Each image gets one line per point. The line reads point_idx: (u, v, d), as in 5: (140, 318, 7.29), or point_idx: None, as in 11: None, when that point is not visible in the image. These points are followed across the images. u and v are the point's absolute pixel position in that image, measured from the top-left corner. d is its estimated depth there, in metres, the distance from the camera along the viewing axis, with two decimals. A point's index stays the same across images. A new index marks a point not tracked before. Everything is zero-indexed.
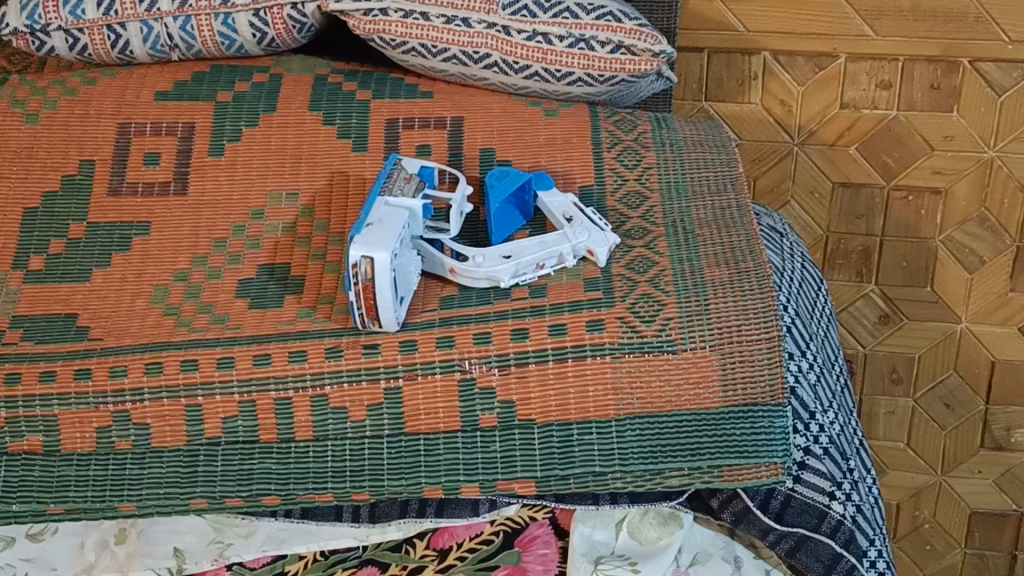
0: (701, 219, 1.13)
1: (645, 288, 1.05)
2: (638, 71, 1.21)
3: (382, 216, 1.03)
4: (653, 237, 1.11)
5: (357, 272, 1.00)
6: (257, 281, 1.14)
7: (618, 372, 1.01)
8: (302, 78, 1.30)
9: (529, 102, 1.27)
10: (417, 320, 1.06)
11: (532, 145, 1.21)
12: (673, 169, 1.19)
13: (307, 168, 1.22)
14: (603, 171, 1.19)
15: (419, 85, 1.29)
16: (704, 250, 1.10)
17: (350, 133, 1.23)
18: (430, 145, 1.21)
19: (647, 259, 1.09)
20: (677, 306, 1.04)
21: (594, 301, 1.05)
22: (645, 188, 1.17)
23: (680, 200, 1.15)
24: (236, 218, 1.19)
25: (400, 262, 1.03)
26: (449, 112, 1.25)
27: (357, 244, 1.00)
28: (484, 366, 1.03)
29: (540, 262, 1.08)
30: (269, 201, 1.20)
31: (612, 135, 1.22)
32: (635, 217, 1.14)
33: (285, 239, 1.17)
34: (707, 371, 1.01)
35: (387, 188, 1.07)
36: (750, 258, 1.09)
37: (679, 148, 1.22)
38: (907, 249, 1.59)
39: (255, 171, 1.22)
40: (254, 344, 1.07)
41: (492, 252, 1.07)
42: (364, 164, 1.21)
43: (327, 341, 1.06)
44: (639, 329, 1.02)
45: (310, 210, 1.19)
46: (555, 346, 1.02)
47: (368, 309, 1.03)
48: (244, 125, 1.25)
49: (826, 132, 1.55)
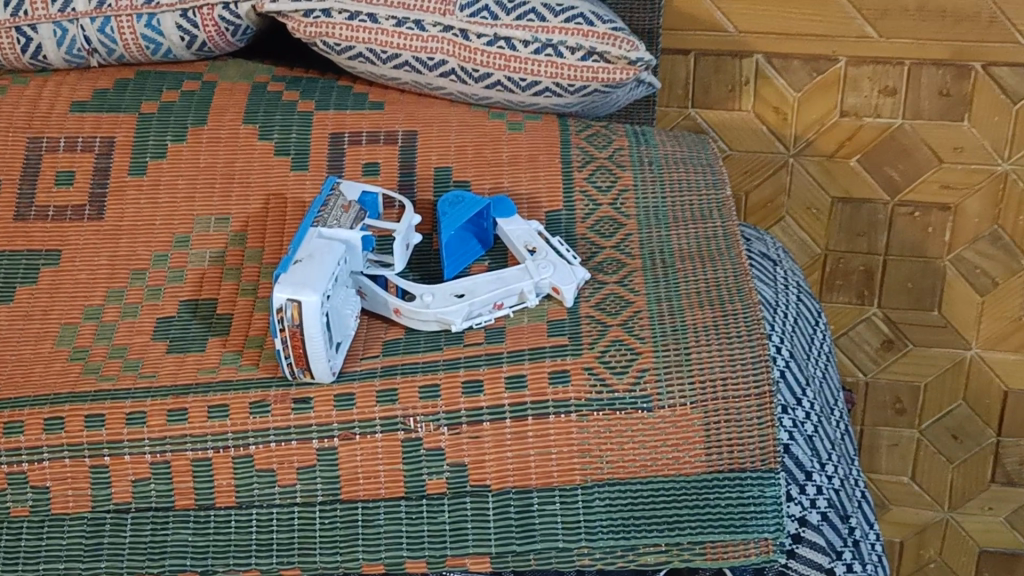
0: (683, 250, 1.00)
1: (617, 333, 0.92)
2: (612, 81, 1.07)
3: (313, 250, 0.90)
4: (627, 272, 0.97)
5: (283, 317, 0.87)
6: (177, 320, 1.00)
7: (586, 433, 0.88)
8: (238, 86, 1.16)
9: (491, 114, 1.13)
10: (356, 369, 0.92)
11: (494, 164, 1.07)
12: (652, 191, 1.05)
13: (240, 189, 1.08)
14: (573, 194, 1.05)
15: (369, 94, 1.15)
16: (685, 287, 0.96)
17: (290, 149, 1.10)
18: (378, 163, 1.08)
19: (620, 298, 0.95)
20: (654, 355, 0.90)
21: (559, 349, 0.91)
22: (621, 214, 1.03)
23: (659, 228, 1.02)
24: (158, 246, 1.05)
25: (334, 303, 0.89)
26: (401, 124, 1.11)
27: (283, 284, 0.86)
28: (432, 424, 0.89)
29: (497, 302, 0.94)
30: (195, 228, 1.06)
31: (584, 153, 1.08)
32: (608, 247, 1.00)
33: (211, 271, 1.03)
34: (688, 431, 0.88)
35: (321, 219, 0.93)
36: (735, 296, 0.95)
37: (659, 166, 1.08)
38: (912, 270, 1.45)
39: (181, 194, 1.08)
40: (168, 396, 0.93)
41: (443, 290, 0.94)
42: (304, 186, 1.07)
43: (252, 393, 0.92)
44: (609, 384, 0.89)
45: (242, 238, 1.05)
46: (513, 402, 0.89)
47: (298, 359, 0.89)
48: (171, 139, 1.11)
49: (824, 142, 1.41)
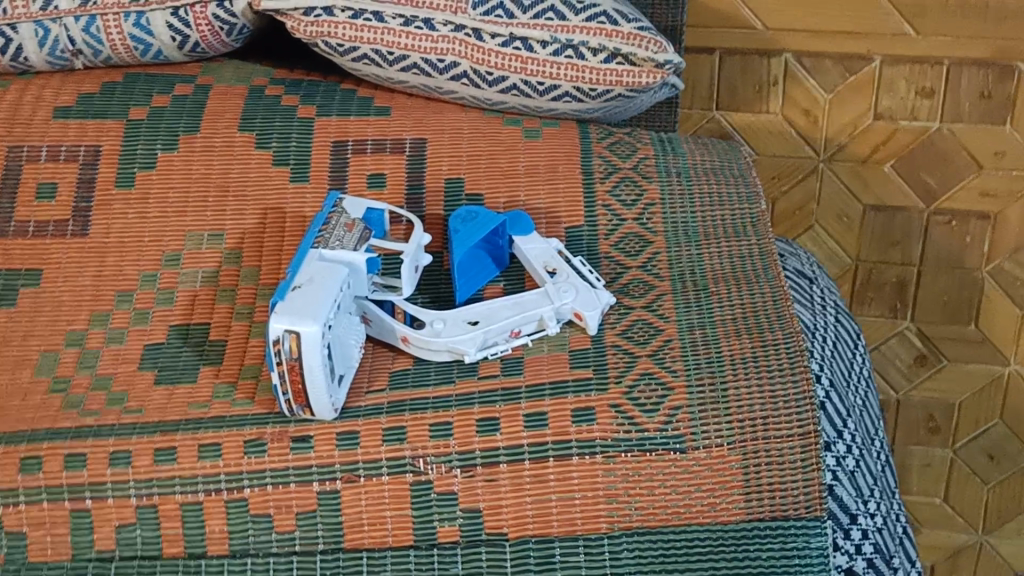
0: (716, 271, 0.91)
1: (646, 365, 0.84)
2: (638, 85, 0.99)
3: (313, 275, 0.82)
4: (656, 295, 0.89)
5: (280, 349, 0.79)
6: (166, 347, 0.92)
7: (613, 477, 0.80)
8: (233, 90, 1.08)
9: (506, 120, 1.05)
10: (361, 404, 0.85)
11: (509, 175, 0.99)
12: (681, 205, 0.97)
13: (235, 202, 1.00)
14: (594, 208, 0.97)
15: (374, 98, 1.07)
16: (720, 313, 0.87)
17: (289, 159, 1.02)
18: (384, 174, 1.00)
19: (648, 324, 0.87)
20: (687, 391, 0.82)
21: (584, 383, 0.83)
22: (647, 230, 0.95)
23: (689, 246, 0.94)
24: (146, 264, 0.98)
25: (337, 333, 0.81)
26: (409, 132, 1.03)
27: (280, 314, 0.78)
28: (443, 466, 0.81)
29: (514, 329, 0.86)
30: (186, 244, 0.98)
31: (607, 163, 1.00)
32: (634, 267, 0.92)
33: (204, 292, 0.95)
34: (726, 475, 0.80)
35: (322, 240, 0.85)
36: (776, 324, 0.86)
37: (688, 177, 1.00)
38: (948, 282, 1.37)
39: (172, 207, 1.00)
40: (156, 433, 0.85)
41: (455, 317, 0.86)
42: (304, 199, 0.99)
43: (246, 431, 0.84)
44: (639, 424, 0.81)
45: (237, 256, 0.97)
46: (532, 441, 0.81)
47: (297, 395, 0.81)
48: (160, 148, 1.03)
49: (857, 147, 1.33)
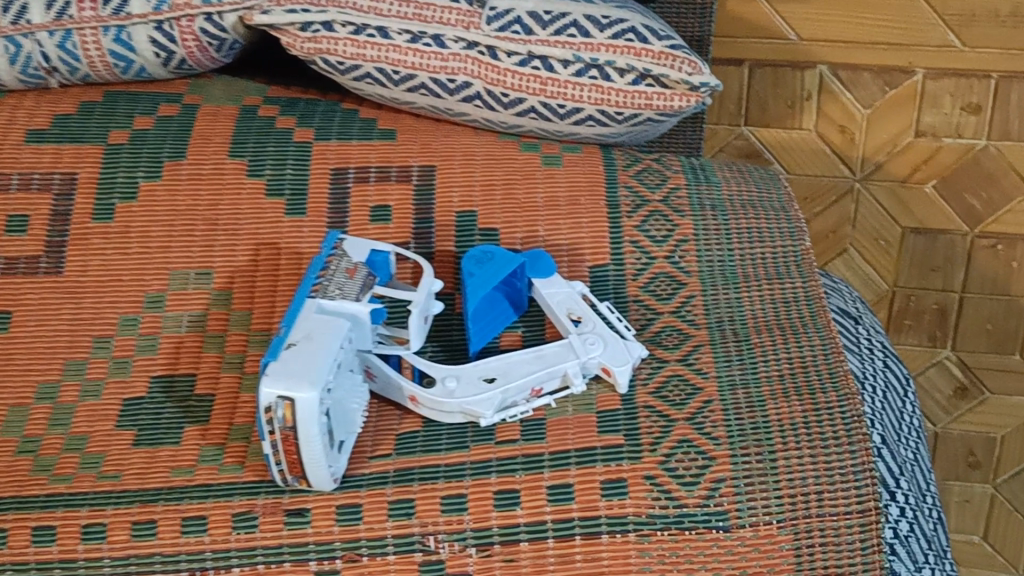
0: (758, 320, 0.82)
1: (683, 430, 0.74)
2: (669, 108, 0.90)
3: (310, 331, 0.72)
4: (693, 346, 0.80)
5: (272, 417, 0.70)
6: (148, 402, 0.83)
7: (647, 558, 0.70)
8: (223, 110, 0.99)
9: (522, 145, 0.96)
10: (364, 472, 0.76)
11: (527, 207, 0.90)
12: (717, 242, 0.88)
13: (225, 236, 0.91)
14: (621, 245, 0.87)
15: (378, 119, 0.98)
16: (764, 369, 0.78)
17: (284, 188, 0.92)
18: (389, 207, 0.91)
19: (684, 381, 0.78)
20: (731, 461, 0.73)
21: (615, 450, 0.74)
22: (679, 270, 0.86)
23: (727, 290, 0.85)
24: (126, 307, 0.88)
25: (337, 396, 0.72)
26: (416, 158, 0.93)
27: (273, 377, 0.69)
28: (456, 545, 0.72)
29: (535, 386, 0.77)
30: (171, 284, 0.89)
31: (634, 193, 0.91)
32: (666, 313, 0.83)
33: (190, 339, 0.86)
34: (775, 558, 0.70)
35: (320, 288, 0.76)
36: (828, 383, 0.77)
37: (724, 211, 0.91)
38: (992, 309, 1.28)
39: (155, 241, 0.91)
40: (134, 504, 0.76)
41: (469, 372, 0.77)
42: (301, 234, 0.90)
43: (235, 503, 0.75)
44: (677, 498, 0.71)
45: (226, 297, 0.88)
46: (556, 517, 0.72)
47: (291, 465, 0.72)
48: (142, 176, 0.94)
49: (896, 165, 1.24)
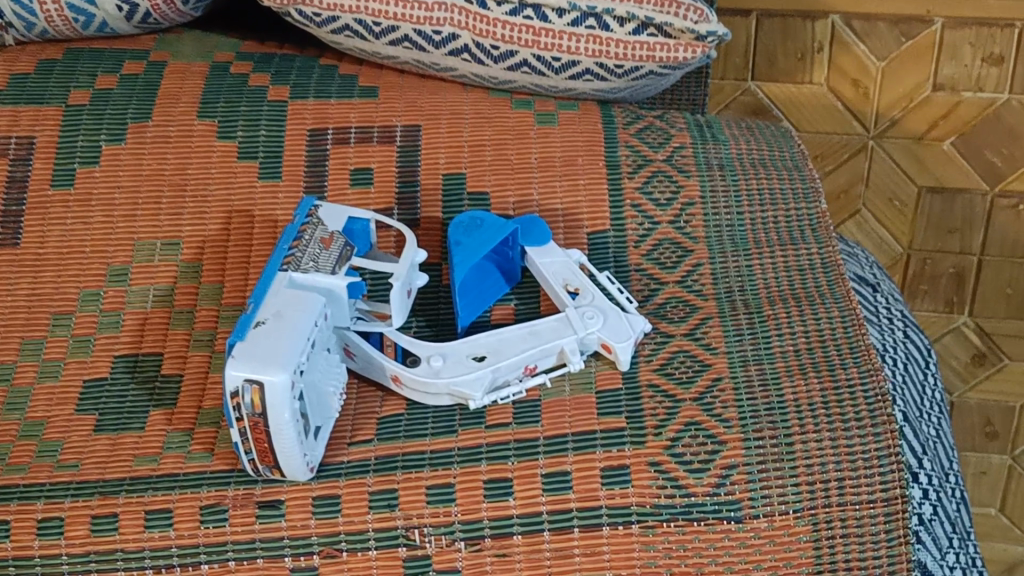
0: (771, 289, 0.76)
1: (691, 412, 0.68)
2: (673, 60, 0.83)
3: (280, 307, 0.66)
4: (700, 319, 0.74)
5: (239, 403, 0.63)
6: (110, 384, 0.77)
7: (652, 552, 0.64)
8: (192, 67, 0.92)
9: (514, 102, 0.88)
10: (343, 460, 0.69)
11: (520, 169, 0.84)
12: (725, 204, 0.81)
13: (194, 204, 0.84)
14: (621, 209, 0.81)
15: (359, 76, 0.91)
16: (778, 344, 0.72)
17: (258, 151, 0.86)
18: (371, 170, 0.84)
19: (691, 358, 0.71)
20: (743, 446, 0.66)
21: (618, 434, 0.68)
22: (685, 236, 0.80)
23: (737, 257, 0.78)
24: (88, 281, 0.82)
25: (310, 378, 0.66)
26: (400, 117, 0.86)
27: (239, 360, 0.63)
28: (443, 539, 0.66)
29: (529, 365, 0.71)
30: (136, 256, 0.83)
31: (636, 153, 0.84)
32: (671, 283, 0.77)
33: (157, 314, 0.80)
34: (793, 551, 0.64)
35: (292, 260, 0.69)
36: (849, 360, 0.71)
37: (733, 171, 0.84)
38: (1013, 272, 1.21)
39: (119, 210, 0.84)
40: (93, 497, 0.70)
41: (457, 350, 0.70)
42: (276, 200, 0.83)
43: (203, 494, 0.69)
44: (685, 487, 0.65)
45: (195, 270, 0.82)
46: (552, 508, 0.66)
47: (262, 454, 0.66)
48: (104, 139, 0.87)
49: (912, 122, 1.17)
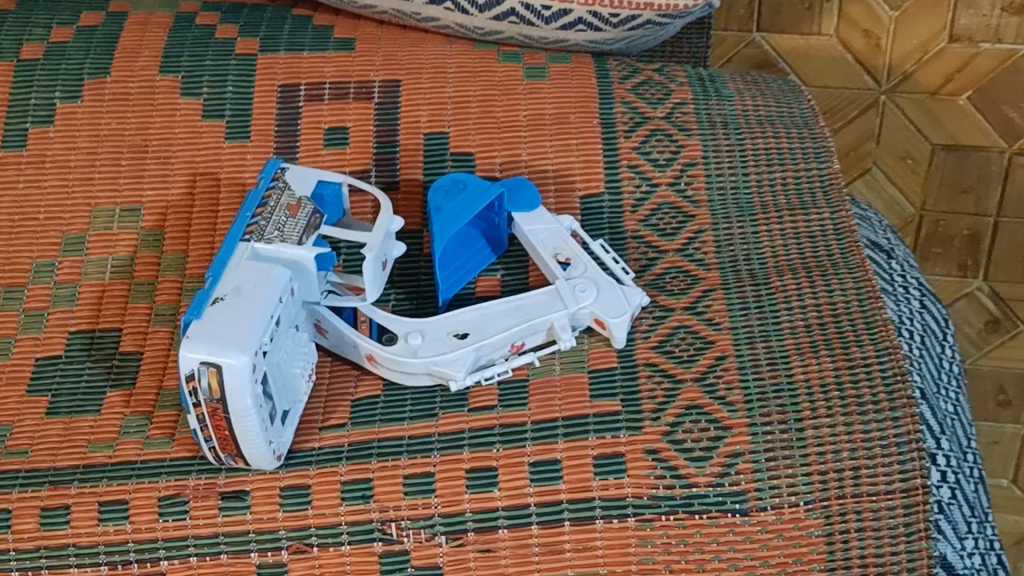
0: (779, 259, 0.70)
1: (692, 394, 0.62)
2: (673, 7, 0.76)
3: (241, 281, 0.60)
4: (703, 292, 0.68)
5: (196, 388, 0.58)
6: (64, 363, 0.71)
7: (650, 548, 0.59)
8: (155, 19, 0.85)
9: (501, 54, 0.81)
10: (314, 447, 0.64)
11: (507, 127, 0.77)
12: (730, 164, 0.75)
13: (157, 165, 0.78)
14: (616, 171, 0.75)
15: (334, 26, 0.84)
16: (787, 319, 0.66)
17: (224, 108, 0.79)
18: (347, 129, 0.78)
19: (692, 334, 0.65)
20: (749, 433, 0.61)
21: (613, 418, 0.62)
22: (686, 200, 0.73)
23: (742, 223, 0.72)
24: (42, 249, 0.76)
25: (275, 359, 0.60)
26: (378, 72, 0.80)
27: (195, 341, 0.57)
28: (422, 533, 0.61)
29: (515, 343, 0.65)
30: (93, 223, 0.76)
31: (633, 110, 0.78)
32: (671, 250, 0.71)
33: (116, 286, 0.74)
34: (803, 546, 0.59)
35: (256, 229, 0.63)
36: (864, 336, 0.65)
37: (737, 128, 0.77)
38: None
39: (74, 172, 0.78)
40: (44, 487, 0.64)
41: (437, 326, 0.65)
42: (244, 162, 0.77)
43: (162, 484, 0.63)
44: (685, 477, 0.60)
45: (157, 237, 0.76)
46: (540, 500, 0.60)
47: (224, 443, 0.60)
48: (59, 96, 0.80)
49: (926, 76, 1.11)
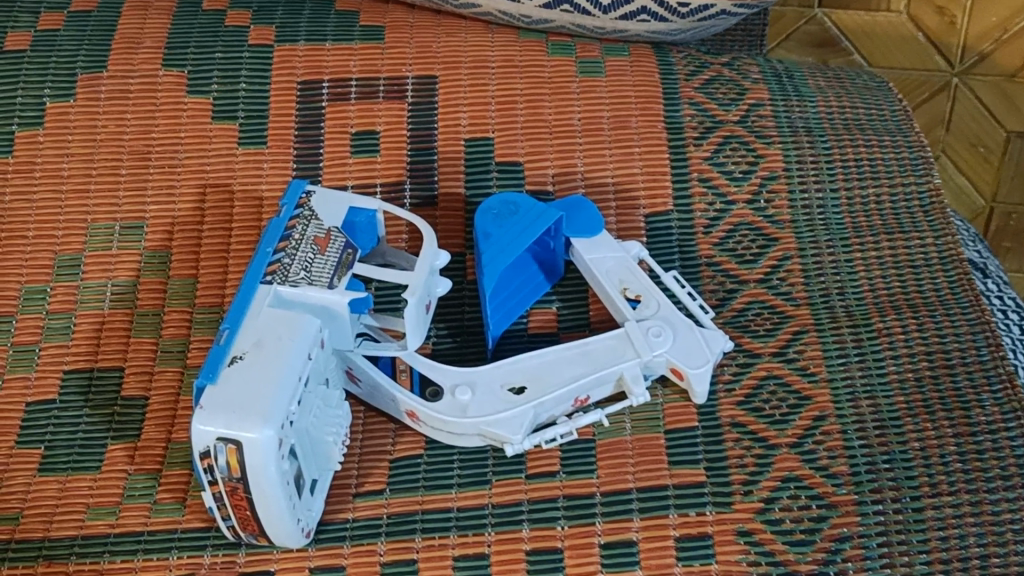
0: (878, 294, 0.61)
1: (789, 462, 0.54)
2: None
3: (262, 335, 0.50)
4: (794, 333, 0.59)
5: (212, 466, 0.48)
6: (58, 410, 0.61)
7: None
8: (158, 2, 0.74)
9: (550, 44, 0.71)
10: (348, 518, 0.55)
11: (560, 133, 0.68)
12: (817, 177, 0.66)
13: (162, 175, 0.68)
14: (685, 185, 0.66)
15: (359, 11, 0.74)
16: (894, 370, 0.57)
17: (237, 110, 0.69)
18: (377, 134, 0.68)
19: (784, 387, 0.57)
20: (858, 514, 0.52)
21: (697, 492, 0.53)
22: (767, 220, 0.64)
23: (833, 248, 0.63)
24: (30, 273, 0.66)
25: (303, 424, 0.50)
26: (412, 66, 0.70)
27: (209, 412, 0.47)
28: None
29: (579, 397, 0.56)
30: (90, 242, 0.67)
31: (704, 113, 0.68)
32: (753, 281, 0.62)
33: (116, 317, 0.65)
34: None
35: (278, 268, 0.53)
36: (985, 396, 0.56)
37: (823, 134, 0.67)
38: None
39: (66, 183, 0.68)
40: (37, 562, 0.56)
41: (489, 379, 0.55)
42: (260, 173, 0.68)
43: (173, 561, 0.55)
44: (784, 565, 0.51)
45: (163, 259, 0.66)
46: None
47: (245, 522, 0.51)
48: (48, 94, 0.70)
49: (1006, 57, 1.00)
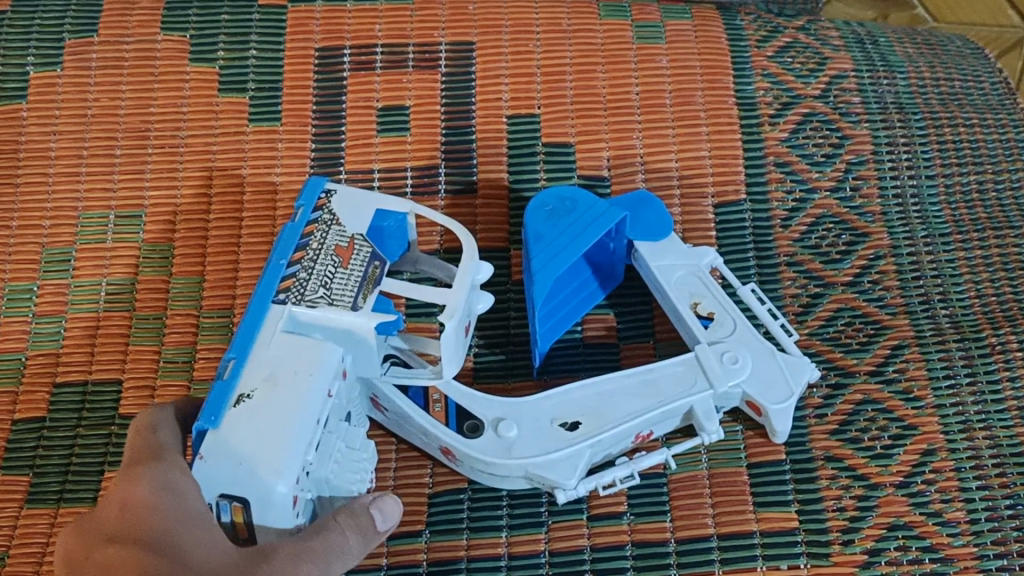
0: (987, 303, 0.54)
1: (895, 506, 0.47)
2: None
3: (275, 369, 0.42)
4: (893, 346, 0.52)
5: None
6: (49, 430, 0.54)
7: None
8: None
9: (601, 5, 0.62)
10: (381, 565, 0.47)
11: (615, 107, 0.59)
12: (912, 161, 0.58)
13: (162, 157, 0.60)
14: (760, 170, 0.57)
15: None
16: (1012, 397, 0.50)
17: (247, 80, 0.61)
18: (407, 110, 0.60)
19: (885, 414, 0.50)
20: (979, 570, 0.46)
21: (788, 541, 0.46)
22: (854, 212, 0.56)
23: (933, 246, 0.55)
24: (14, 268, 0.58)
25: (320, 473, 0.42)
26: (447, 30, 0.61)
27: (210, 463, 0.39)
28: None
29: (642, 432, 0.48)
30: (83, 234, 0.58)
31: (781, 85, 0.60)
32: (841, 285, 0.54)
33: (111, 320, 0.56)
34: None
35: (292, 284, 0.44)
36: None
37: (916, 111, 0.60)
38: None
39: (54, 165, 0.60)
40: None
41: (537, 413, 0.47)
42: (273, 154, 0.59)
43: None
44: None
45: (164, 253, 0.58)
46: None
47: None
48: (32, 62, 0.61)
49: None
